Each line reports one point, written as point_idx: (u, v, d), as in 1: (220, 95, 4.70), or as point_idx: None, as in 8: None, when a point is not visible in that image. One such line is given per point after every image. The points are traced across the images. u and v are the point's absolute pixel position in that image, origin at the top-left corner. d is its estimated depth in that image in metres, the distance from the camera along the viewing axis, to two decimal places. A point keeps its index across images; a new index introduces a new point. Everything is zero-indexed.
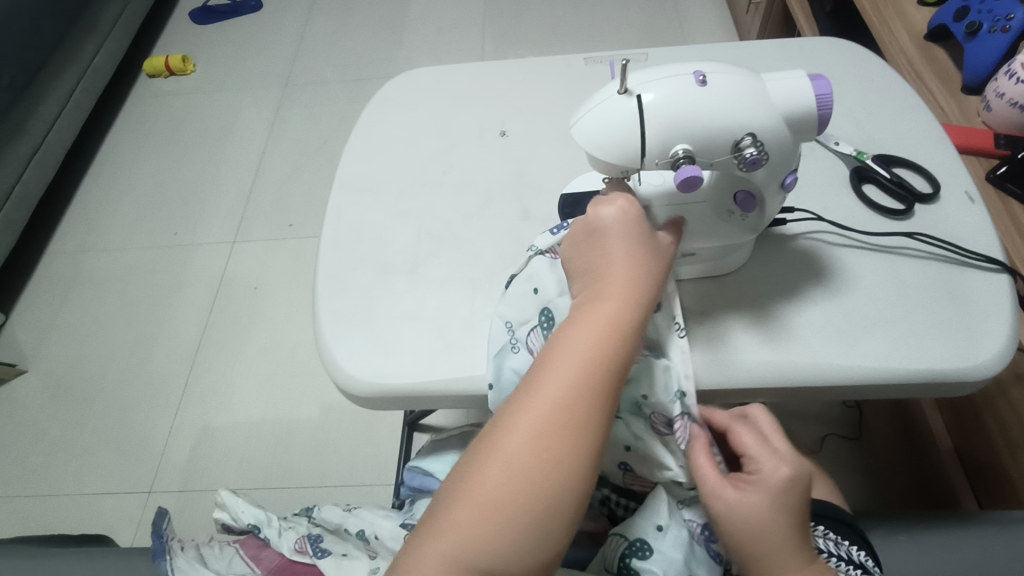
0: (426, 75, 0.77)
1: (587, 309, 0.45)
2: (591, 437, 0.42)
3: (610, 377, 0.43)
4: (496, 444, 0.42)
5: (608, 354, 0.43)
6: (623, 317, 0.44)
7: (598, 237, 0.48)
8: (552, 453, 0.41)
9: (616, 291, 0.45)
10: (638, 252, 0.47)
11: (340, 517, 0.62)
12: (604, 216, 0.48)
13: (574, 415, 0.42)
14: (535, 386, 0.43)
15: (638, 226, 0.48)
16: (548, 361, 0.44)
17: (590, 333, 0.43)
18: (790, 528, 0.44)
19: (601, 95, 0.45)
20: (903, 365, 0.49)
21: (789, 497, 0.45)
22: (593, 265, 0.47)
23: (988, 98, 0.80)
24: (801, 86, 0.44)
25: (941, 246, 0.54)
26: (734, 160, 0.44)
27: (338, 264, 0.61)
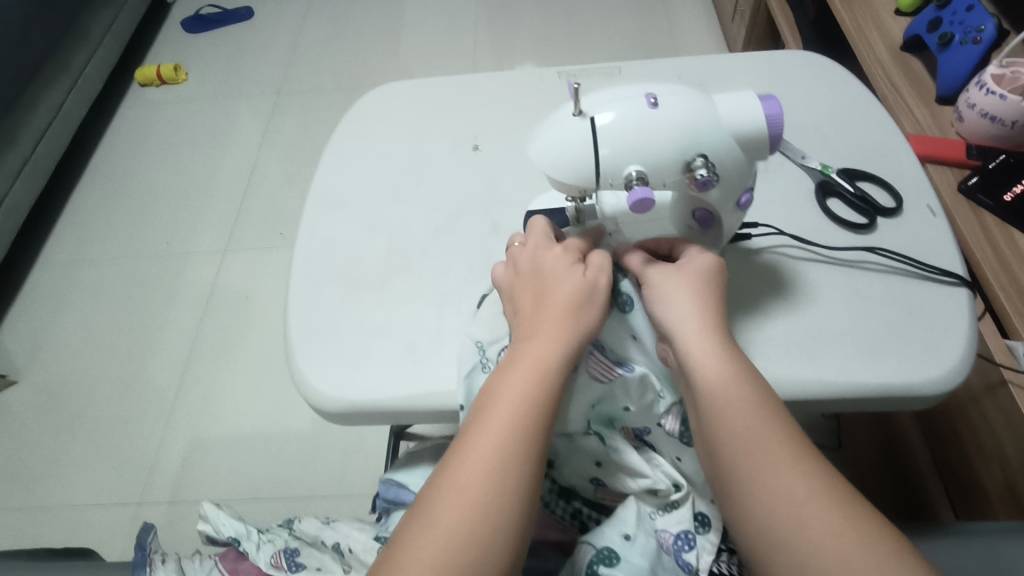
0: (401, 88, 0.77)
1: (520, 353, 0.46)
2: (525, 481, 0.42)
3: (541, 418, 0.44)
4: (434, 497, 0.42)
5: (540, 395, 0.44)
6: (554, 354, 0.46)
7: (543, 273, 0.50)
8: (507, 467, 0.42)
9: (548, 331, 0.47)
10: (573, 292, 0.48)
11: (318, 529, 0.63)
12: (541, 261, 0.51)
13: (507, 460, 0.42)
14: (470, 434, 0.44)
15: (574, 268, 0.49)
16: (483, 407, 0.45)
17: (523, 376, 0.45)
18: (707, 302, 0.48)
19: (558, 116, 0.46)
20: (860, 381, 0.50)
21: (709, 280, 0.49)
22: (530, 311, 0.49)
23: (960, 109, 0.81)
24: (753, 106, 0.44)
25: (902, 261, 0.55)
26: (687, 181, 0.44)
27: (309, 280, 0.61)
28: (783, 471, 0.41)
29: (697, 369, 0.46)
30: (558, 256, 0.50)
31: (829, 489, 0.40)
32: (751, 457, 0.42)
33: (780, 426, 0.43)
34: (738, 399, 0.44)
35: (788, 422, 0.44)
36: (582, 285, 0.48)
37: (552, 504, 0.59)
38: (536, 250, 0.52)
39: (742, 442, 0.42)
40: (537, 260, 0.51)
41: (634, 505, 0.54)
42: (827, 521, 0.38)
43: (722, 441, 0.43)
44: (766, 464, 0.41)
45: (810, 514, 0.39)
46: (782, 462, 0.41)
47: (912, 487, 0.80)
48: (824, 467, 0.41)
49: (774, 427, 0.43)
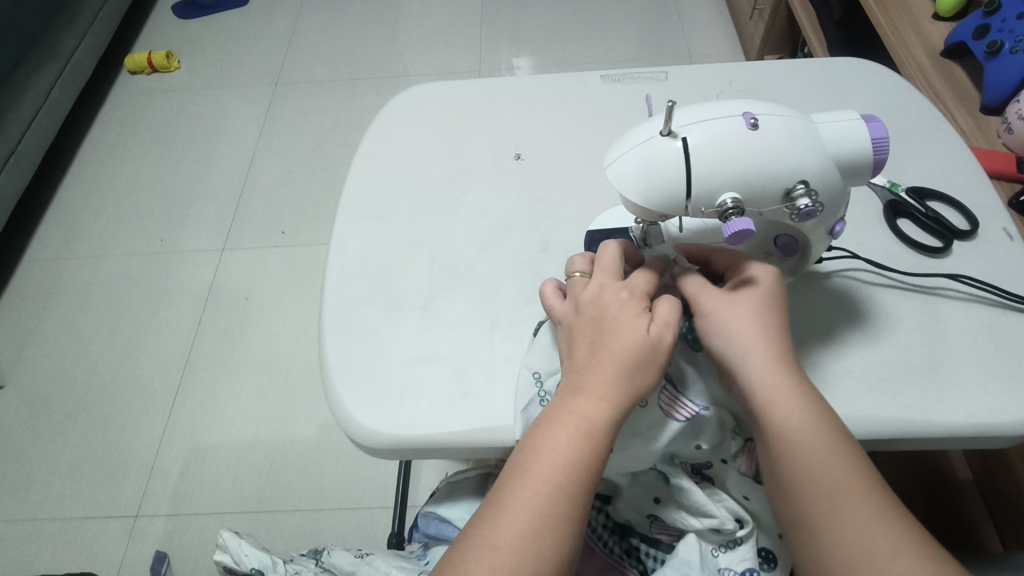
0: (433, 90, 0.72)
1: (567, 407, 0.42)
2: (558, 556, 0.39)
3: (582, 488, 0.41)
4: (463, 558, 0.39)
5: (584, 464, 0.41)
6: (601, 416, 0.41)
7: (599, 319, 0.44)
8: (541, 540, 0.39)
9: (599, 388, 0.42)
10: (632, 346, 0.42)
11: (352, 564, 0.60)
12: (599, 302, 0.45)
13: (542, 532, 0.39)
14: (506, 495, 0.41)
15: (635, 312, 0.44)
16: (523, 467, 0.41)
17: (568, 439, 0.41)
18: (775, 328, 0.43)
19: (642, 135, 0.41)
20: (947, 417, 0.47)
21: (771, 301, 0.44)
22: (584, 359, 0.44)
23: (1009, 119, 0.78)
24: (857, 129, 0.41)
25: (984, 289, 0.53)
26: (785, 210, 0.41)
27: (345, 300, 0.57)
28: (855, 512, 0.38)
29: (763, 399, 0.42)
30: (620, 299, 0.44)
31: (906, 530, 0.38)
32: (827, 495, 0.39)
33: (854, 461, 0.40)
34: (813, 433, 0.41)
35: (860, 455, 0.41)
36: (642, 341, 0.42)
37: (608, 543, 0.54)
38: (601, 282, 0.46)
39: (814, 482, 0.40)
40: (599, 296, 0.45)
41: (695, 542, 0.50)
42: (914, 564, 0.36)
43: (795, 479, 0.40)
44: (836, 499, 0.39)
45: (891, 555, 0.36)
46: (860, 501, 0.38)
47: (954, 509, 0.79)
48: (897, 503, 0.39)
49: (851, 466, 0.40)
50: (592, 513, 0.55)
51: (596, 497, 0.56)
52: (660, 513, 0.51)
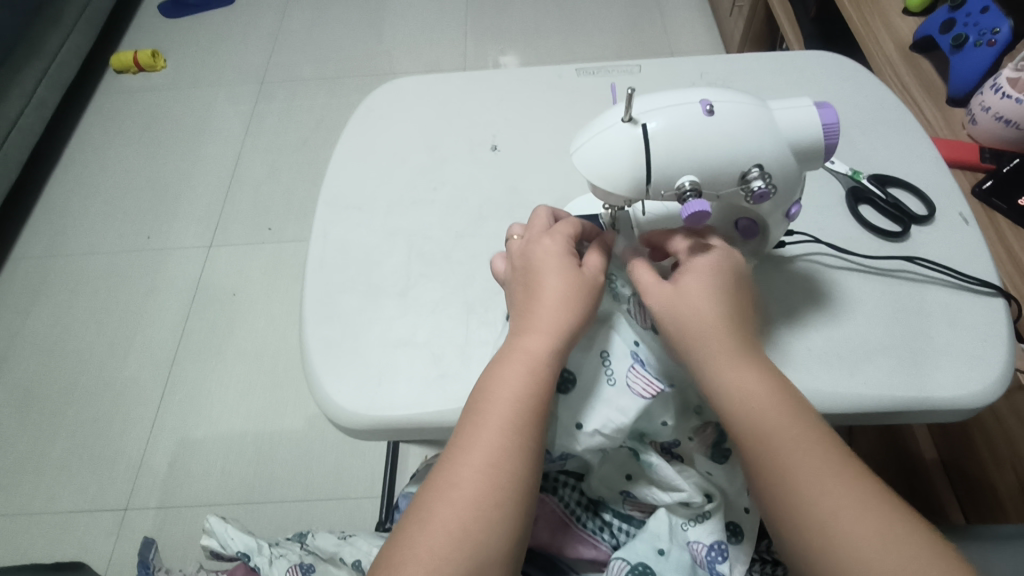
0: (412, 84, 0.74)
1: (516, 348, 0.45)
2: (520, 476, 0.42)
3: (532, 415, 0.43)
4: (431, 497, 0.42)
5: (535, 395, 0.44)
6: (544, 353, 0.44)
7: (530, 269, 0.48)
8: (499, 474, 0.42)
9: (542, 326, 0.45)
10: (565, 282, 0.46)
11: (335, 545, 0.61)
12: (531, 254, 0.48)
13: (500, 460, 0.42)
14: (464, 436, 0.43)
15: (567, 256, 0.47)
16: (478, 408, 0.44)
17: (519, 374, 0.44)
18: (727, 308, 0.44)
19: (606, 122, 0.43)
20: (903, 393, 0.49)
21: (717, 280, 0.45)
22: (523, 307, 0.47)
23: (973, 111, 0.80)
24: (808, 114, 0.43)
25: (941, 271, 0.55)
26: (741, 192, 0.43)
27: (326, 288, 0.58)
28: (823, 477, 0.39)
29: (723, 385, 0.42)
30: (549, 246, 0.48)
31: (857, 490, 0.39)
32: (769, 465, 0.41)
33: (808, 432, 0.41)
34: (768, 413, 0.41)
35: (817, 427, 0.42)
36: (573, 278, 0.46)
37: (582, 518, 0.55)
38: (527, 242, 0.49)
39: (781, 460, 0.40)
40: (531, 250, 0.49)
41: (665, 516, 0.52)
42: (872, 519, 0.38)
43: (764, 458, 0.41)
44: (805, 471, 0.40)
45: (839, 521, 0.38)
46: (812, 476, 0.39)
47: (922, 486, 0.81)
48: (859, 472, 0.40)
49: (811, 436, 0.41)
50: (566, 490, 0.56)
51: (569, 475, 0.57)
52: (632, 489, 0.53)
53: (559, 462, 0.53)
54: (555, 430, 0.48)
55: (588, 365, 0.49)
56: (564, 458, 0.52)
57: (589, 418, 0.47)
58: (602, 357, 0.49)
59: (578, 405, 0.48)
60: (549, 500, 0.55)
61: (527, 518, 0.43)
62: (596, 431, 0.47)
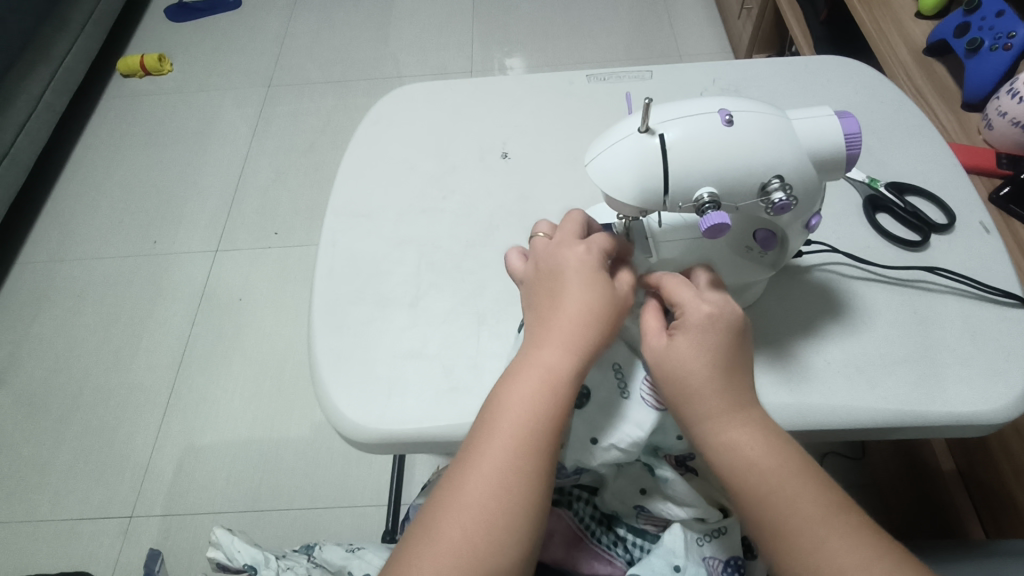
0: (421, 91, 0.73)
1: (532, 361, 0.44)
2: (530, 499, 0.41)
3: (546, 434, 0.42)
4: (438, 514, 0.41)
5: (550, 412, 0.42)
6: (562, 370, 0.43)
7: (556, 275, 0.46)
8: (508, 498, 0.41)
9: (562, 339, 0.43)
10: (585, 296, 0.44)
11: (343, 558, 0.61)
12: (557, 259, 0.47)
13: (512, 481, 0.41)
14: (475, 450, 0.42)
15: (592, 265, 0.46)
16: (491, 423, 0.43)
17: (534, 391, 0.42)
18: (724, 363, 0.42)
19: (621, 132, 0.43)
20: (925, 407, 0.48)
21: (711, 335, 0.42)
22: (544, 316, 0.45)
23: (989, 116, 0.79)
24: (829, 124, 0.42)
25: (961, 281, 0.54)
26: (761, 204, 0.42)
27: (334, 298, 0.58)
28: (821, 534, 0.38)
29: (717, 450, 0.40)
30: (577, 252, 0.46)
31: (868, 552, 0.37)
32: (767, 527, 0.39)
33: (812, 494, 0.39)
34: (766, 478, 0.39)
35: (815, 485, 0.39)
36: (598, 290, 0.45)
37: (596, 532, 0.54)
38: (546, 249, 0.48)
39: (777, 524, 0.38)
40: (553, 256, 0.47)
41: (680, 532, 0.50)
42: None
43: (761, 521, 0.39)
44: (802, 535, 0.38)
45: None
46: (813, 539, 0.37)
47: (939, 499, 0.80)
48: (860, 523, 0.38)
49: (807, 491, 0.39)
50: (580, 504, 0.55)
51: (583, 489, 0.56)
52: (646, 504, 0.52)
53: (574, 476, 0.52)
54: (568, 445, 0.47)
55: (602, 377, 0.48)
56: (578, 473, 0.51)
57: (604, 433, 0.46)
58: (616, 370, 0.48)
59: (592, 419, 0.47)
60: (563, 514, 0.54)
61: (537, 541, 0.42)
62: (613, 445, 0.46)
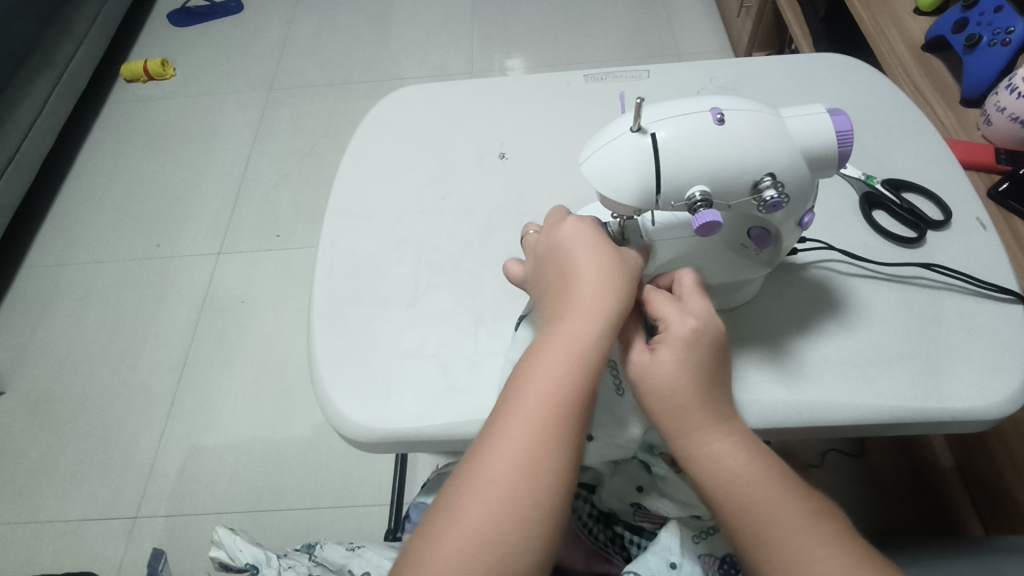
0: (420, 92, 0.73)
1: (556, 335, 0.43)
2: (559, 471, 0.41)
3: (572, 407, 0.42)
4: (462, 492, 0.41)
5: (576, 385, 0.42)
6: (585, 342, 0.42)
7: (564, 254, 0.46)
8: (533, 473, 0.40)
9: (583, 312, 0.43)
10: (603, 270, 0.45)
11: (343, 557, 0.61)
12: (563, 239, 0.47)
13: (539, 455, 0.41)
14: (497, 427, 0.42)
15: (600, 243, 0.46)
16: (514, 399, 0.42)
17: (560, 363, 0.42)
18: (705, 378, 0.42)
19: (614, 132, 0.43)
20: (921, 404, 0.48)
21: (695, 348, 0.42)
22: (558, 294, 0.45)
23: (988, 112, 0.79)
24: (821, 122, 0.42)
25: (957, 277, 0.54)
26: (753, 202, 0.42)
27: (334, 298, 0.58)
28: (805, 545, 0.38)
29: (698, 466, 0.41)
30: (584, 230, 0.47)
31: (850, 560, 0.37)
32: (750, 542, 0.39)
33: (794, 504, 0.39)
34: (748, 491, 0.40)
35: (796, 496, 0.40)
36: (611, 264, 0.45)
37: (593, 530, 0.54)
38: (553, 229, 0.48)
39: (760, 536, 0.39)
40: (567, 234, 0.47)
41: (676, 530, 0.49)
42: None
43: (744, 534, 0.39)
44: (785, 547, 0.38)
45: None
46: (797, 550, 0.38)
47: (939, 497, 0.80)
48: (842, 531, 0.39)
49: (789, 502, 0.39)
50: (577, 501, 0.55)
51: (580, 486, 0.56)
52: (644, 501, 0.53)
53: None
54: None
55: None
56: None
57: (599, 430, 0.47)
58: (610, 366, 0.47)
59: (588, 417, 0.47)
60: None
61: (566, 514, 0.41)
62: (608, 441, 0.47)
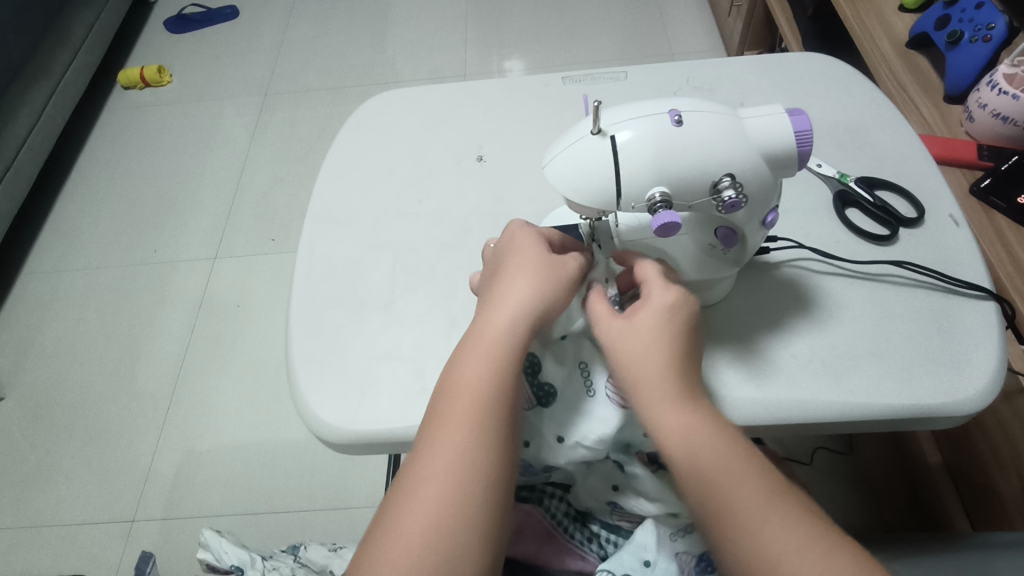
0: (400, 96, 0.74)
1: (475, 335, 0.45)
2: (485, 467, 0.41)
3: (496, 407, 0.43)
4: (397, 504, 0.41)
5: (495, 380, 0.43)
6: (505, 339, 0.44)
7: (499, 261, 0.49)
8: (463, 474, 0.41)
9: (504, 311, 0.45)
10: (528, 266, 0.46)
11: (326, 558, 0.63)
12: (501, 247, 0.49)
13: (465, 454, 0.42)
14: (429, 434, 0.43)
15: (530, 246, 0.48)
16: (444, 399, 0.44)
17: (481, 358, 0.44)
18: (678, 348, 0.43)
19: (575, 135, 0.43)
20: (890, 400, 0.48)
21: (671, 320, 0.44)
22: (487, 298, 0.47)
23: (970, 108, 0.79)
24: (780, 121, 0.42)
25: (928, 274, 0.54)
26: (713, 202, 0.43)
27: (311, 302, 0.59)
28: (762, 513, 0.38)
29: (663, 429, 0.41)
30: (518, 236, 0.49)
31: (807, 531, 0.37)
32: (711, 505, 0.39)
33: (750, 473, 0.39)
34: (711, 455, 0.40)
35: (758, 468, 0.40)
36: (537, 262, 0.47)
37: (569, 529, 0.55)
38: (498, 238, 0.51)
39: (720, 500, 0.39)
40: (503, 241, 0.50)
41: (652, 527, 0.51)
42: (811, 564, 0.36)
43: (705, 498, 0.40)
44: (744, 513, 0.38)
45: (783, 565, 0.36)
46: (755, 515, 0.38)
47: (926, 494, 0.80)
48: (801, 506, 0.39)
49: (749, 472, 0.40)
50: (553, 501, 0.55)
51: (556, 486, 0.57)
52: (619, 500, 0.53)
53: (543, 474, 0.52)
54: (535, 442, 0.48)
55: (567, 376, 0.48)
56: (548, 470, 0.51)
57: (571, 431, 0.47)
58: (582, 368, 0.49)
59: (560, 417, 0.48)
60: (534, 510, 0.54)
61: (500, 510, 0.42)
62: (579, 442, 0.47)
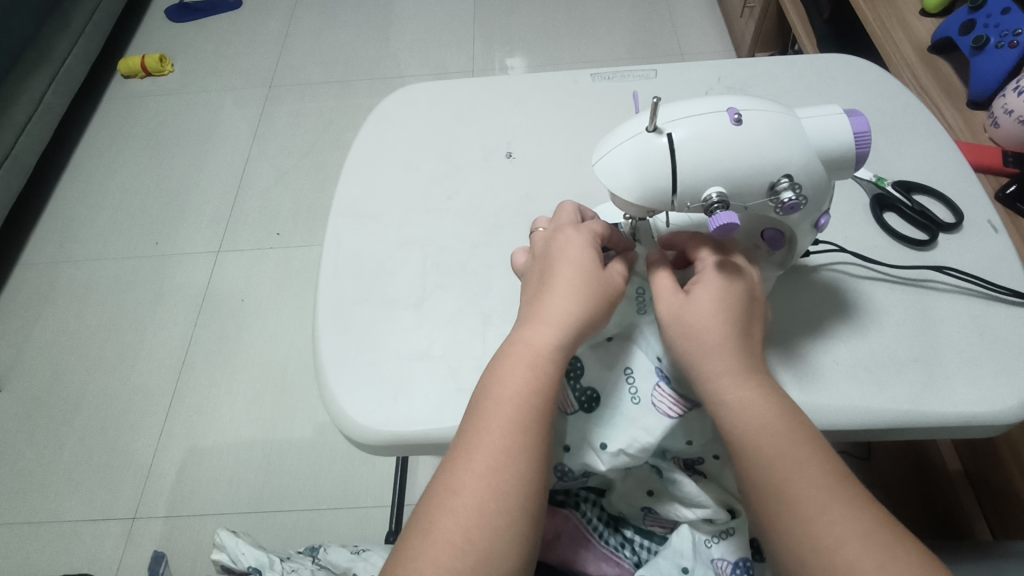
0: (426, 91, 0.73)
1: (516, 343, 0.44)
2: (524, 477, 0.40)
3: (536, 414, 0.42)
4: (432, 507, 0.40)
5: (536, 389, 0.42)
6: (547, 346, 0.43)
7: (546, 263, 0.47)
8: (501, 479, 0.40)
9: (547, 318, 0.44)
10: (573, 274, 0.45)
11: (349, 560, 0.61)
12: (550, 245, 0.48)
13: (504, 460, 0.40)
14: (465, 440, 0.42)
15: (582, 251, 0.46)
16: (480, 405, 0.42)
17: (520, 365, 0.43)
18: (739, 324, 0.43)
19: (629, 131, 0.42)
20: (934, 408, 0.47)
21: (732, 295, 0.43)
22: (531, 303, 0.46)
23: (995, 114, 0.78)
24: (838, 123, 0.42)
25: (970, 281, 0.54)
26: (770, 204, 0.42)
27: (340, 299, 0.57)
28: (819, 495, 0.37)
29: (723, 403, 0.41)
30: (568, 236, 0.48)
31: (865, 521, 0.36)
32: (766, 482, 0.39)
33: (811, 452, 0.39)
34: (769, 432, 0.39)
35: (817, 449, 0.39)
36: (586, 269, 0.45)
37: (603, 534, 0.53)
38: (547, 235, 0.50)
39: (776, 478, 0.38)
40: (551, 244, 0.48)
41: (688, 532, 0.49)
42: (867, 552, 0.35)
43: (760, 475, 0.39)
44: (797, 492, 0.38)
45: (842, 551, 0.35)
46: (811, 495, 0.37)
47: (946, 501, 0.80)
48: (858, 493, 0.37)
49: (808, 455, 0.39)
50: (588, 505, 0.54)
51: (590, 490, 0.55)
52: (655, 506, 0.52)
53: (582, 479, 0.51)
54: (576, 447, 0.47)
55: (612, 382, 0.48)
56: (586, 476, 0.50)
57: (612, 438, 0.46)
58: (627, 374, 0.48)
59: (601, 422, 0.47)
60: (572, 514, 0.53)
61: (536, 521, 0.40)
62: (623, 449, 0.46)
